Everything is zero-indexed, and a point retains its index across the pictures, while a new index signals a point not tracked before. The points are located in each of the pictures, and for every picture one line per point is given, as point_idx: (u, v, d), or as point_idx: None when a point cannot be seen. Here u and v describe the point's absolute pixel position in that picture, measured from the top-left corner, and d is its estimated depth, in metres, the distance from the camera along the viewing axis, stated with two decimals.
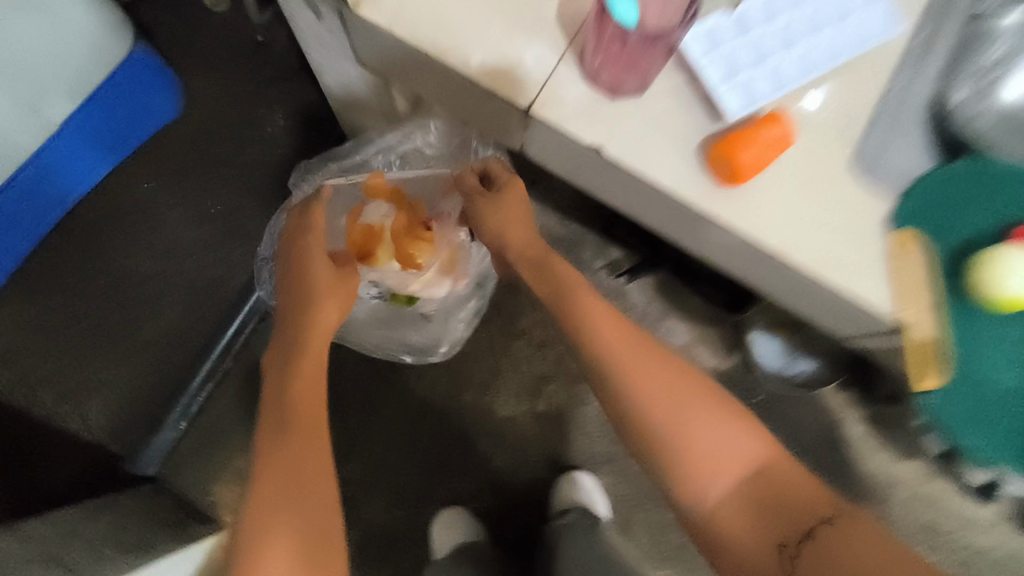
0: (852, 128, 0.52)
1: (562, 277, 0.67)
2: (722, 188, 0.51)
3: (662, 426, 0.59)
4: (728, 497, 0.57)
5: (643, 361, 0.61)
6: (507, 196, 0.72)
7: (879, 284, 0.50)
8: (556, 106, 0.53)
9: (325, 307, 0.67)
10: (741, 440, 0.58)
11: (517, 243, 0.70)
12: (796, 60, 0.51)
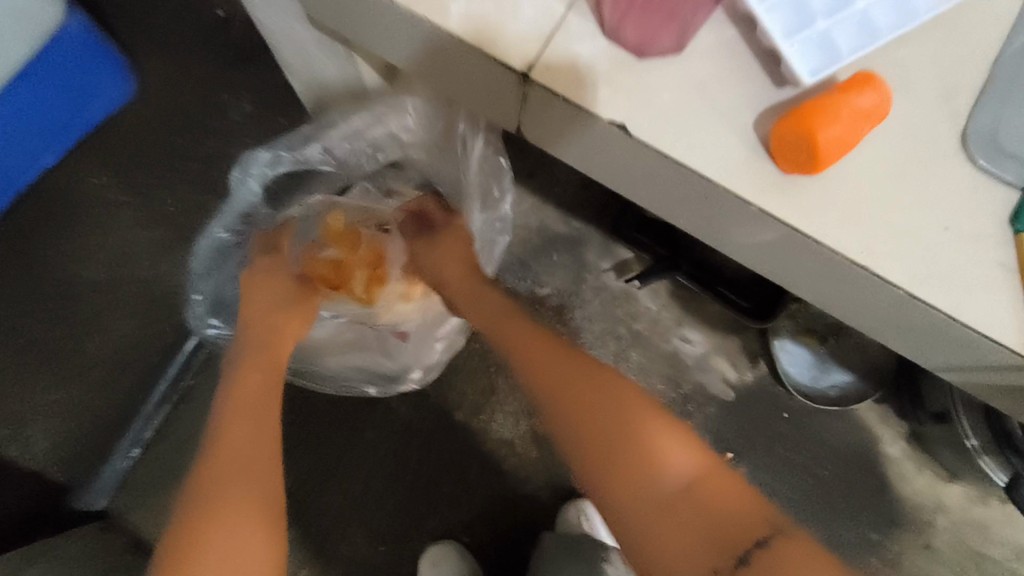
0: (963, 95, 0.39)
1: (495, 314, 0.63)
2: (788, 176, 0.38)
3: (576, 424, 0.51)
4: (648, 499, 0.46)
5: (566, 360, 0.56)
6: (441, 239, 0.70)
7: (1007, 304, 0.37)
8: (565, 69, 0.39)
9: (286, 319, 0.66)
10: (665, 441, 0.49)
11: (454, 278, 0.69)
12: (891, 5, 0.37)
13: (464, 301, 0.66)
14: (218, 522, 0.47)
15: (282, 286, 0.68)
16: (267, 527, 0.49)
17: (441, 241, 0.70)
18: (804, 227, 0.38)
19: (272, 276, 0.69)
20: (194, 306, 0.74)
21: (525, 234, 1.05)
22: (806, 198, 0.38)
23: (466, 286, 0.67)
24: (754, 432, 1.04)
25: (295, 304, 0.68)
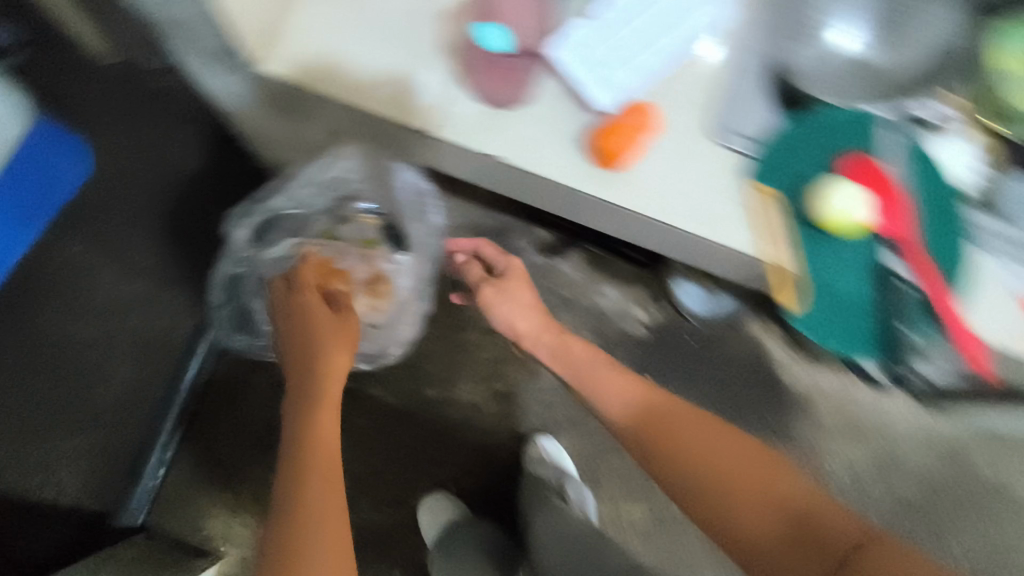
0: (699, 105, 0.65)
1: (586, 362, 0.74)
2: (602, 169, 0.62)
3: (676, 462, 0.60)
4: (762, 524, 0.54)
5: (656, 405, 0.66)
6: (512, 286, 0.83)
7: (741, 226, 0.63)
8: (451, 121, 0.63)
9: (335, 347, 0.70)
10: (766, 474, 0.57)
11: (528, 329, 0.80)
12: (643, 58, 0.64)
13: (537, 348, 0.79)
14: (308, 555, 0.53)
15: (319, 321, 0.72)
16: (340, 531, 0.56)
17: (507, 295, 0.82)
18: (620, 200, 0.62)
19: (294, 318, 0.73)
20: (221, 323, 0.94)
21: (458, 232, 1.26)
22: (618, 181, 0.62)
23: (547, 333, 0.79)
24: (670, 359, 1.28)
25: (331, 334, 0.70)
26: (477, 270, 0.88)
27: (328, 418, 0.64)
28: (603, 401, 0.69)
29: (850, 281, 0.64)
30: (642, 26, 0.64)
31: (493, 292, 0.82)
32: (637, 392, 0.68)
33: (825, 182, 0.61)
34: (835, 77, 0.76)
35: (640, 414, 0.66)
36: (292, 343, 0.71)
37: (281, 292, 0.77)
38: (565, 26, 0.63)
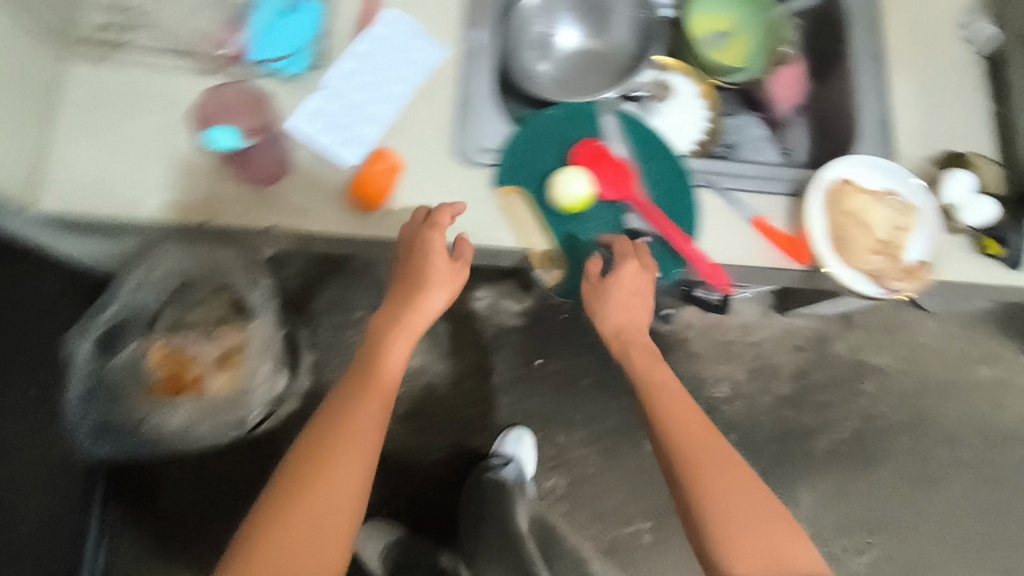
0: (443, 133, 0.74)
1: (649, 366, 0.68)
2: (367, 213, 0.71)
3: (707, 505, 0.60)
4: None
5: (710, 440, 0.63)
6: (620, 286, 0.69)
7: (499, 227, 0.73)
8: (225, 208, 0.69)
9: (429, 295, 0.67)
10: (786, 545, 0.60)
11: (616, 326, 0.70)
12: (380, 107, 0.72)
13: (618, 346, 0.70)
14: (294, 518, 0.56)
15: (431, 265, 0.67)
16: (349, 494, 0.58)
17: (636, 275, 0.70)
18: (393, 235, 0.71)
19: (426, 258, 0.66)
20: (84, 434, 0.98)
21: (325, 281, 1.31)
22: (386, 220, 0.71)
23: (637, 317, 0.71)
24: (552, 337, 1.40)
25: (435, 277, 0.67)
26: (597, 269, 0.70)
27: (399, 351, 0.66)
28: (663, 418, 0.65)
29: (606, 246, 0.75)
30: (368, 79, 0.73)
31: (598, 290, 0.70)
32: (695, 416, 0.65)
33: (558, 172, 0.73)
34: (567, 72, 0.89)
35: (692, 441, 0.63)
36: (396, 274, 0.69)
37: (415, 225, 0.68)
38: (299, 99, 0.71)
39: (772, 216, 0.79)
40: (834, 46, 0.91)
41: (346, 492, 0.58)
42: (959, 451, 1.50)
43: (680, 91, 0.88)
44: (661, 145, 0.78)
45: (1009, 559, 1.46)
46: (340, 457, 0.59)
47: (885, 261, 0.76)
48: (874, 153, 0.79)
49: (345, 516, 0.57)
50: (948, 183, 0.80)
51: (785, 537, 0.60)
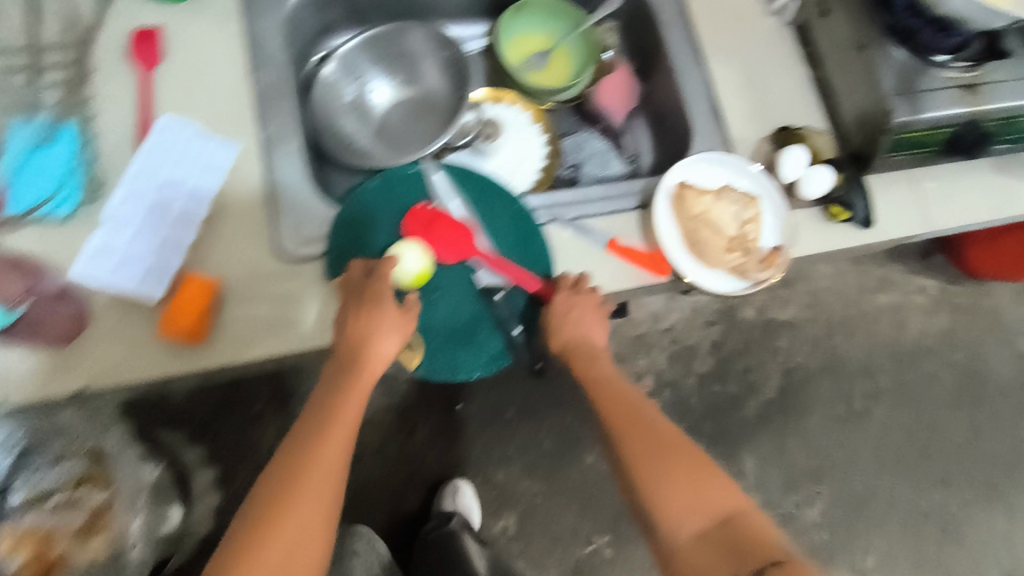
0: (259, 234, 0.68)
1: (585, 353, 0.68)
2: (191, 345, 0.63)
3: (634, 467, 0.60)
4: (687, 524, 0.57)
5: (634, 406, 0.64)
6: (572, 312, 0.68)
7: None
8: (19, 383, 0.60)
9: (387, 337, 0.63)
10: (716, 493, 0.59)
11: (561, 338, 0.69)
12: (177, 224, 0.65)
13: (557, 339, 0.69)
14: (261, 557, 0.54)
15: (384, 311, 0.63)
16: (314, 529, 0.56)
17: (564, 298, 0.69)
18: (229, 360, 0.64)
19: (377, 310, 0.63)
20: None
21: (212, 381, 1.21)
22: (216, 346, 0.64)
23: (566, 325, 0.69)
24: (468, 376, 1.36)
25: (382, 325, 0.63)
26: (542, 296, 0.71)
27: (355, 399, 0.62)
28: (594, 386, 0.66)
29: (464, 309, 0.71)
30: (157, 198, 0.66)
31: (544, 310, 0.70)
32: (623, 390, 0.66)
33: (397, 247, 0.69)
34: (393, 128, 0.85)
35: (619, 409, 0.64)
36: (348, 310, 0.64)
37: (359, 276, 0.65)
38: (81, 237, 0.64)
39: (625, 235, 0.77)
40: (652, 43, 0.90)
41: (311, 527, 0.56)
42: (878, 379, 1.56)
43: (508, 123, 0.86)
44: (498, 188, 0.75)
45: (945, 469, 1.53)
46: (308, 492, 0.56)
47: (740, 256, 0.76)
48: (707, 151, 0.78)
49: (308, 552, 0.55)
50: (785, 160, 0.80)
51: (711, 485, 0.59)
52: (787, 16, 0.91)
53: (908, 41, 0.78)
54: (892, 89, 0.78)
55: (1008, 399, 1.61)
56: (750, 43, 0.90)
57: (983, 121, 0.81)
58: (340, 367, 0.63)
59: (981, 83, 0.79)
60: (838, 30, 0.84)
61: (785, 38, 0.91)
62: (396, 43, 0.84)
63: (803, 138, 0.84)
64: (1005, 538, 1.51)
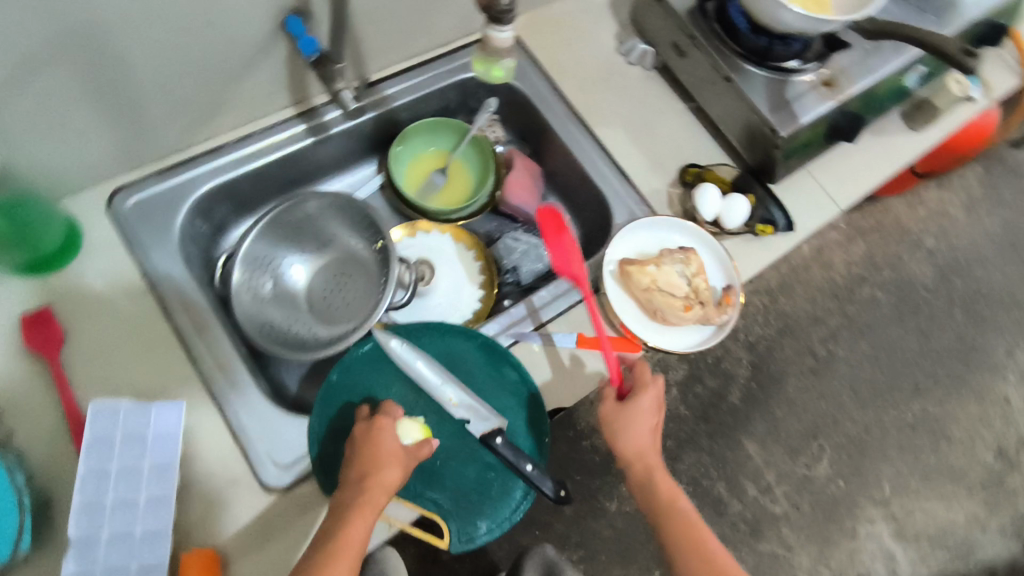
0: (238, 478, 0.64)
1: (652, 461, 0.71)
2: None
3: None
4: None
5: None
6: (646, 405, 0.70)
7: None
8: None
9: (385, 470, 0.60)
10: None
11: (632, 445, 0.70)
12: (150, 511, 0.58)
13: (624, 441, 0.70)
14: None
15: (381, 444, 0.61)
16: None
17: (655, 402, 0.71)
18: None
19: (380, 442, 0.61)
20: None
21: None
22: None
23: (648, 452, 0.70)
24: None
25: (383, 462, 0.60)
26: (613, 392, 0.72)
27: (358, 529, 0.58)
28: (666, 516, 0.69)
29: (470, 468, 0.69)
30: (117, 494, 0.58)
31: (630, 426, 0.70)
32: (717, 559, 0.67)
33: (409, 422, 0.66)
34: (319, 293, 0.83)
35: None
36: (350, 450, 0.62)
37: (365, 413, 0.64)
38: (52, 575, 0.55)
39: (588, 327, 0.78)
40: (537, 127, 0.93)
41: None
42: (830, 322, 1.66)
43: (434, 257, 0.87)
44: (452, 329, 0.74)
45: (915, 379, 1.64)
46: None
47: (700, 309, 0.77)
48: (631, 223, 0.81)
49: None
50: (702, 201, 0.84)
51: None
52: (648, 63, 0.95)
53: (761, 57, 0.85)
54: (767, 109, 0.83)
55: (939, 296, 1.75)
56: (625, 100, 0.94)
57: (849, 105, 0.88)
58: (341, 503, 0.59)
59: (834, 75, 0.87)
60: (697, 67, 0.89)
61: (653, 84, 0.95)
62: (298, 218, 0.82)
63: (707, 174, 0.88)
64: (984, 417, 1.64)
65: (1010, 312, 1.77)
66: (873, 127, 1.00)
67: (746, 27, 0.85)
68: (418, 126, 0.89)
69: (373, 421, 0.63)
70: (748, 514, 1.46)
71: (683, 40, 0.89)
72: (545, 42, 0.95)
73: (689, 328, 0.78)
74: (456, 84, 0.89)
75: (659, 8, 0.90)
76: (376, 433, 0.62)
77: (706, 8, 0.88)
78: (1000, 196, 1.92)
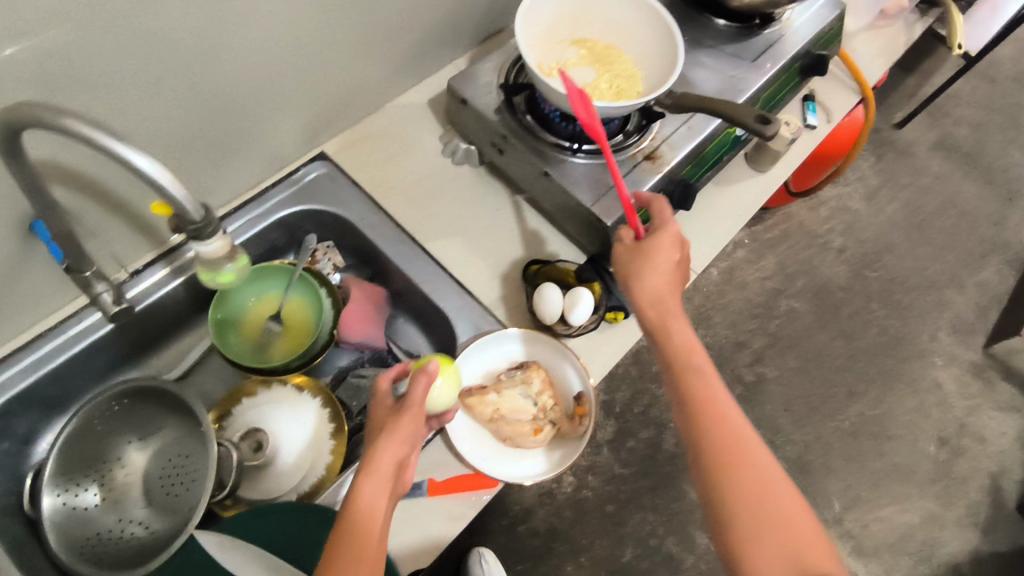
0: None
1: (662, 306, 0.72)
2: None
3: (719, 463, 0.63)
4: (767, 556, 0.60)
5: (740, 445, 0.64)
6: (658, 244, 0.74)
7: None
8: None
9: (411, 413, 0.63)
10: (790, 514, 0.62)
11: (649, 282, 0.73)
12: None
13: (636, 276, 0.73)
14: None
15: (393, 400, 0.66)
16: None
17: (677, 252, 0.75)
18: None
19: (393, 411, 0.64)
20: None
21: None
22: None
23: (667, 300, 0.72)
24: None
25: (394, 430, 0.62)
26: (631, 234, 0.77)
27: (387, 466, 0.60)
28: (680, 366, 0.69)
29: None
30: None
31: (654, 263, 0.73)
32: (733, 423, 0.65)
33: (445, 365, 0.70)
34: (160, 477, 0.76)
35: (727, 446, 0.63)
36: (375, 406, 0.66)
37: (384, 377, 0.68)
38: None
39: (438, 469, 0.72)
40: (370, 251, 0.88)
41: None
42: (752, 344, 1.64)
43: (276, 414, 0.82)
44: (312, 508, 0.70)
45: (848, 384, 1.62)
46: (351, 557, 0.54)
47: (551, 427, 0.73)
48: (470, 346, 0.77)
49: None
50: (547, 302, 0.79)
51: (808, 548, 0.60)
52: (474, 160, 0.92)
53: (579, 143, 0.83)
54: (590, 199, 0.80)
55: (857, 293, 1.74)
56: (457, 205, 0.90)
57: (678, 173, 0.86)
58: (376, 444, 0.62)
59: (655, 148, 0.85)
60: (518, 162, 0.86)
61: (485, 182, 0.92)
62: (113, 413, 0.75)
63: (548, 270, 0.85)
64: (921, 408, 1.62)
65: (927, 294, 1.76)
66: (716, 178, 0.99)
67: (559, 117, 0.84)
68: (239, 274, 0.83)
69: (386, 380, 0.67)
70: (704, 566, 1.39)
71: (498, 139, 0.86)
72: (364, 162, 0.91)
73: (548, 452, 0.74)
74: (274, 224, 0.86)
75: (467, 110, 0.86)
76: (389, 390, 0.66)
77: (512, 101, 0.84)
78: (897, 179, 1.93)
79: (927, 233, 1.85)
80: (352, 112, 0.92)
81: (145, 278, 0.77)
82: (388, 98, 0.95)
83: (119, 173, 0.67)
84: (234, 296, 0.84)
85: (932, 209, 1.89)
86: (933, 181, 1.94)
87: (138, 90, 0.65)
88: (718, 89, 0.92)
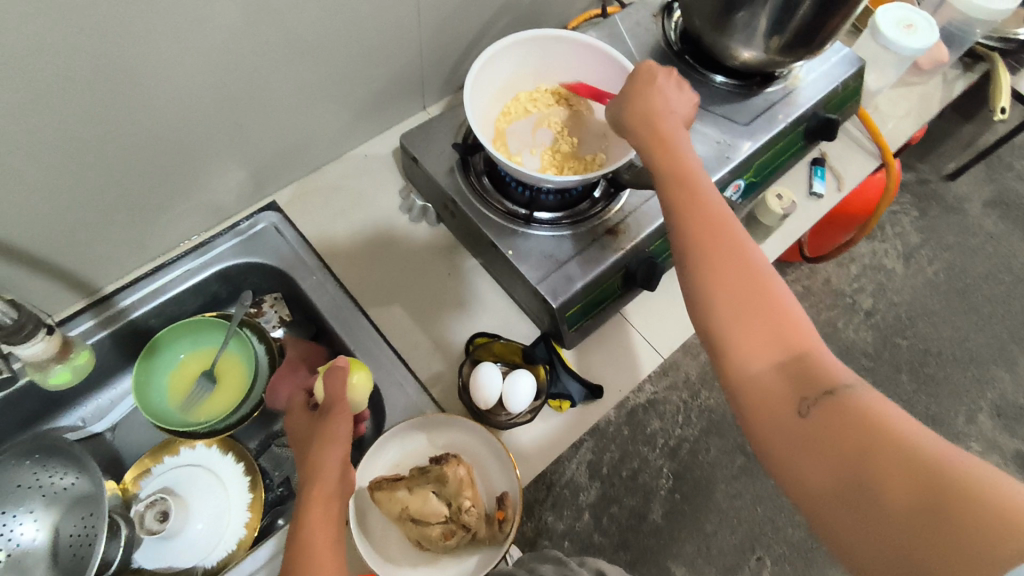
0: None
1: (650, 116, 0.63)
2: None
3: (700, 258, 0.53)
4: (758, 353, 0.49)
5: (719, 229, 0.54)
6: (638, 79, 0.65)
7: None
8: None
9: (331, 426, 0.62)
10: (772, 300, 0.51)
11: (636, 103, 0.64)
12: None
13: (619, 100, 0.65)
14: None
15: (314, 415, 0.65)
16: None
17: (671, 81, 0.66)
18: None
19: (314, 419, 0.65)
20: None
21: None
22: None
23: (654, 116, 0.62)
24: None
25: (328, 432, 0.62)
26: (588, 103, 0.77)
27: (328, 474, 0.59)
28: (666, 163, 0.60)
29: None
30: None
31: (636, 95, 0.65)
32: (722, 214, 0.56)
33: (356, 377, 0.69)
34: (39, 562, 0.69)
35: (708, 231, 0.54)
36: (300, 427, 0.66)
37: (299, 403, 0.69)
38: None
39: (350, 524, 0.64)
40: (310, 309, 0.84)
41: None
42: None
43: (193, 479, 0.78)
44: None
45: None
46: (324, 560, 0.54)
47: (464, 534, 0.65)
48: (383, 435, 0.70)
49: None
50: (479, 386, 0.73)
51: (802, 333, 0.50)
52: (431, 218, 0.87)
53: (530, 213, 0.76)
54: (536, 276, 0.72)
55: (885, 362, 1.58)
56: (406, 267, 0.85)
57: (645, 250, 0.77)
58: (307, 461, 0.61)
59: (620, 220, 0.76)
60: (468, 227, 0.79)
61: (439, 244, 0.87)
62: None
63: (497, 345, 0.78)
64: None
65: (967, 369, 1.59)
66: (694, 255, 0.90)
67: (514, 183, 0.77)
68: (171, 329, 0.80)
69: (298, 400, 0.69)
70: None
71: (448, 202, 0.80)
72: (314, 215, 0.87)
73: (462, 558, 0.66)
74: (213, 275, 0.82)
75: (418, 169, 0.81)
76: (305, 411, 0.67)
77: (467, 160, 0.78)
78: (941, 238, 1.76)
79: (972, 300, 1.67)
80: (307, 160, 0.88)
81: (19, 350, 0.64)
82: (349, 149, 0.92)
83: (21, 226, 0.64)
84: (164, 351, 0.80)
85: (980, 273, 1.71)
86: (984, 241, 1.76)
87: (54, 165, 0.62)
88: (702, 156, 0.82)
